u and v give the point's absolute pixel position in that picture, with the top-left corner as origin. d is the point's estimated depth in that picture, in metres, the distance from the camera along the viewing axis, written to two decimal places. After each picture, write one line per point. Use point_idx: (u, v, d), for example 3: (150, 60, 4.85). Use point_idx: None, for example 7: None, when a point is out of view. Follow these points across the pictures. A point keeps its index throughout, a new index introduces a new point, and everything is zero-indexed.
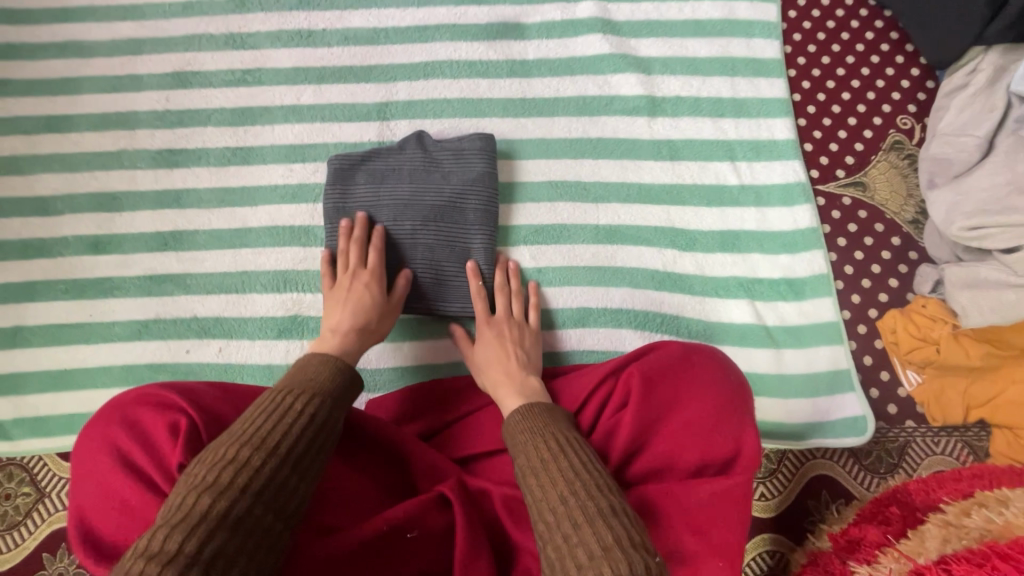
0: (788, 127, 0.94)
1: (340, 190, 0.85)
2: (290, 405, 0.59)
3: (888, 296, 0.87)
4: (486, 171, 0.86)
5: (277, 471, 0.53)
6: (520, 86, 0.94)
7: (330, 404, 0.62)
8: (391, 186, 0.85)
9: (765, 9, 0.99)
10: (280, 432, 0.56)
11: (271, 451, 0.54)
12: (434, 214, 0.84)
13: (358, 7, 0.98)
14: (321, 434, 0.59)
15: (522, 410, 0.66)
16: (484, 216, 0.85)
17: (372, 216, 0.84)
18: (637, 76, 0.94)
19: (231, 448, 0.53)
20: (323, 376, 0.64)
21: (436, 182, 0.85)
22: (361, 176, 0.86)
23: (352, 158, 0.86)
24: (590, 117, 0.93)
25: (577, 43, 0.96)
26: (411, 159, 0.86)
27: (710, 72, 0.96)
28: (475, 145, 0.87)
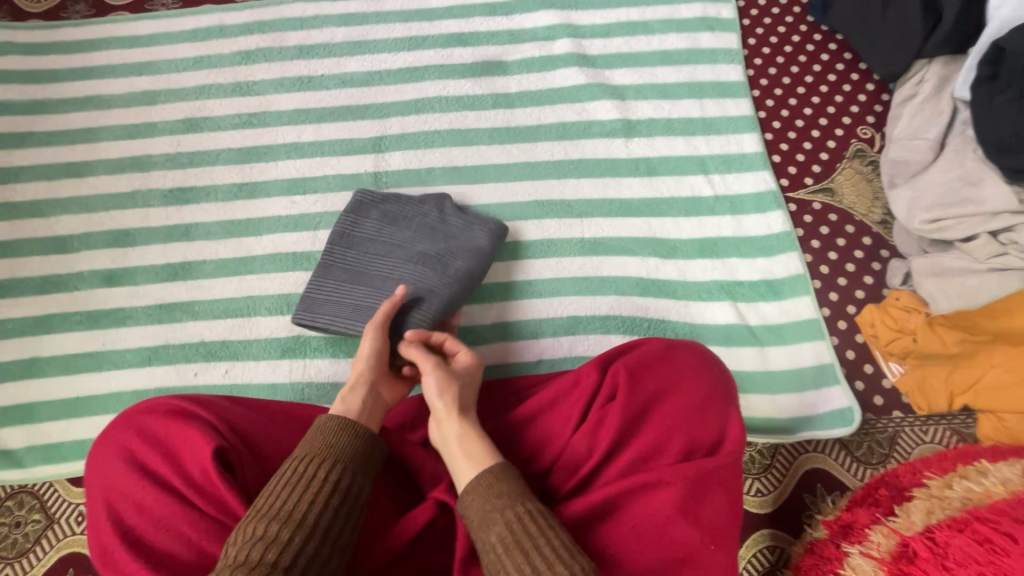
0: (755, 142, 1.00)
1: (351, 215, 0.90)
2: (315, 475, 0.59)
3: (864, 292, 0.91)
4: (485, 243, 0.88)
5: (306, 545, 0.54)
6: (505, 116, 1.02)
7: (353, 470, 0.61)
8: (395, 225, 0.89)
9: (726, 39, 1.08)
10: (304, 505, 0.56)
11: (299, 525, 0.55)
12: (421, 259, 0.86)
13: (354, 54, 1.08)
14: (347, 502, 0.59)
15: (493, 477, 0.60)
16: (462, 282, 0.84)
17: (368, 245, 0.88)
18: (611, 101, 1.02)
19: (257, 525, 0.54)
20: (343, 442, 0.62)
21: (436, 241, 0.87)
22: (376, 211, 0.90)
23: (372, 194, 0.92)
24: (570, 141, 1.00)
25: (555, 76, 1.05)
26: (426, 215, 0.90)
27: (679, 95, 1.03)
28: (486, 217, 0.90)
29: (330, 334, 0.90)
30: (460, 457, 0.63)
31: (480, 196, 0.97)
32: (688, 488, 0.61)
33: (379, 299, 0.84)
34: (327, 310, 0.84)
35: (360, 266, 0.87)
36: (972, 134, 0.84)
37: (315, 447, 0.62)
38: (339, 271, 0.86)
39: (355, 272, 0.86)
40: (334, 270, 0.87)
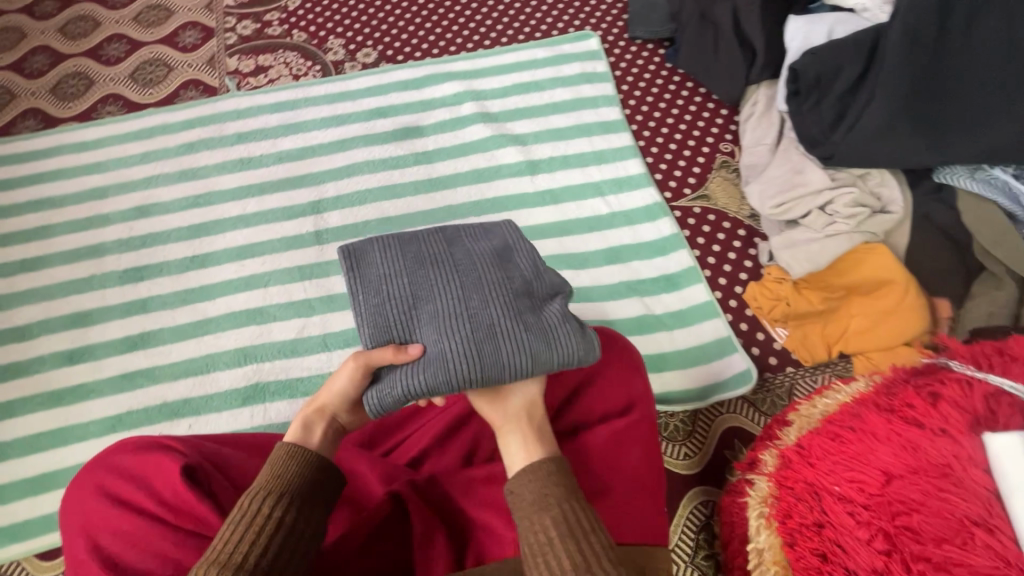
0: (639, 165, 1.19)
1: (468, 229, 0.68)
2: (260, 514, 0.56)
3: (746, 274, 1.08)
4: (547, 353, 0.59)
5: None
6: (426, 170, 1.18)
7: (301, 507, 0.59)
8: (495, 251, 0.65)
9: (604, 87, 1.29)
10: (247, 545, 0.54)
11: (238, 570, 0.53)
12: (469, 300, 0.60)
13: (288, 134, 1.23)
14: (294, 540, 0.57)
15: (557, 472, 0.58)
16: (469, 367, 0.58)
17: (452, 246, 0.65)
18: (515, 147, 1.20)
19: (202, 570, 0.53)
20: (290, 477, 0.59)
21: (506, 307, 0.60)
22: (476, 237, 0.67)
23: (504, 227, 0.68)
24: (485, 183, 1.16)
25: (465, 133, 1.23)
26: (515, 277, 0.63)
27: (571, 135, 1.23)
28: (578, 337, 0.61)
29: (287, 377, 0.98)
30: (523, 440, 0.61)
31: None
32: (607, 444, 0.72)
33: (393, 294, 0.61)
34: (361, 260, 0.63)
35: (423, 253, 0.64)
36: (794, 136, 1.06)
37: (265, 483, 0.59)
38: (405, 242, 0.65)
39: (416, 253, 0.64)
40: (404, 238, 0.66)
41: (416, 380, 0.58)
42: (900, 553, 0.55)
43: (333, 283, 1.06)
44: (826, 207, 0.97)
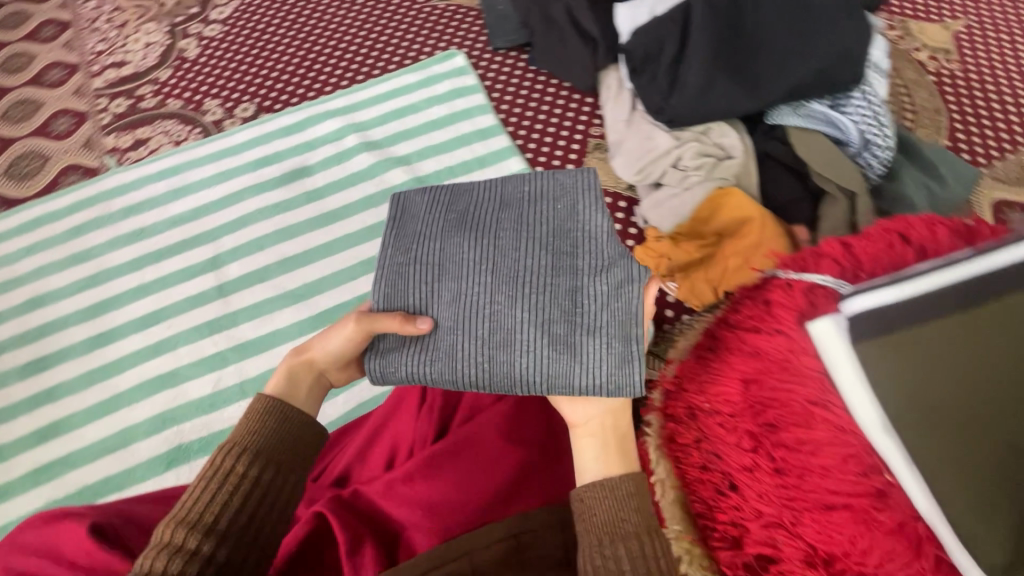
0: (519, 161, 1.26)
1: (553, 188, 0.73)
2: (230, 472, 0.61)
3: (634, 239, 1.15)
4: (565, 376, 0.66)
5: (215, 549, 0.58)
6: (319, 206, 1.22)
7: (274, 465, 0.64)
8: (551, 239, 0.70)
9: (476, 97, 1.37)
10: (219, 504, 0.60)
11: (210, 530, 0.58)
12: (500, 296, 0.68)
13: (177, 198, 1.24)
14: (264, 497, 0.62)
15: (632, 490, 0.68)
16: (469, 371, 0.68)
17: (509, 216, 0.72)
18: (401, 168, 1.26)
19: (168, 529, 0.58)
20: (266, 433, 0.64)
21: (537, 318, 0.67)
22: (566, 215, 0.71)
23: (588, 190, 0.73)
24: (377, 207, 1.21)
25: (351, 163, 1.28)
26: (561, 293, 0.68)
27: (453, 147, 1.30)
28: (614, 365, 0.65)
29: (209, 432, 0.98)
30: (599, 456, 0.72)
31: (315, 274, 1.14)
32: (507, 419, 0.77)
33: (425, 261, 0.71)
34: (406, 216, 0.76)
35: (473, 222, 0.73)
36: (642, 109, 1.15)
37: (238, 439, 0.63)
38: (458, 203, 0.75)
39: (463, 218, 0.73)
40: (460, 197, 0.76)
41: (434, 366, 0.69)
42: (760, 450, 0.61)
43: (241, 331, 1.07)
44: (680, 164, 1.06)
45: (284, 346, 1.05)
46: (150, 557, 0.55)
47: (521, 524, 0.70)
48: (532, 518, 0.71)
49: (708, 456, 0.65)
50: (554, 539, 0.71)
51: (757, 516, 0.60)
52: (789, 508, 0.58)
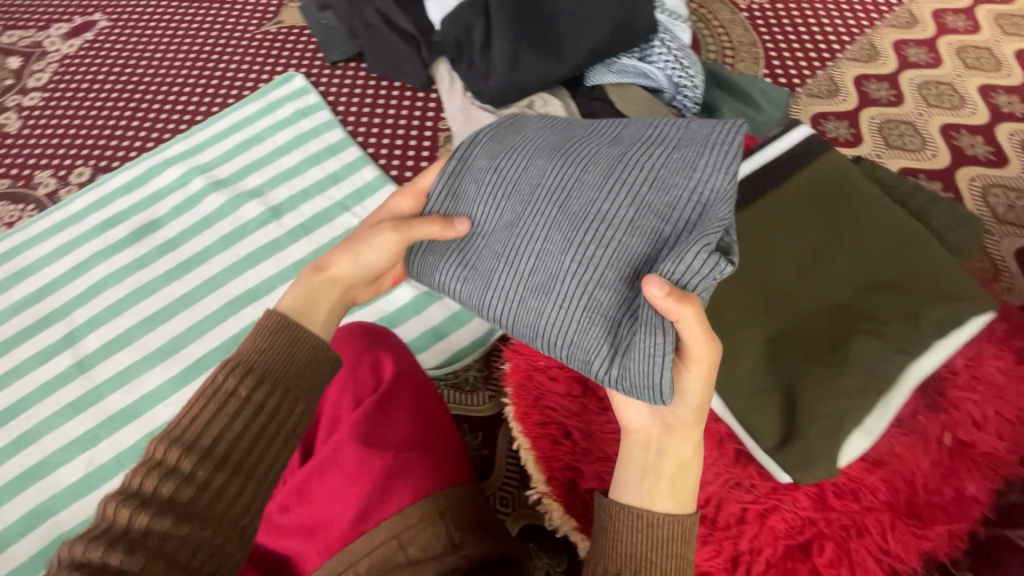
0: (372, 169, 1.26)
1: (681, 136, 0.55)
2: (229, 390, 0.56)
3: None
4: (585, 352, 0.54)
5: (210, 478, 0.53)
6: (174, 257, 1.17)
7: (281, 388, 0.57)
8: (645, 189, 0.53)
9: (320, 114, 1.35)
10: (218, 429, 0.54)
11: (206, 457, 0.53)
12: (556, 235, 0.55)
13: (18, 282, 1.17)
14: (268, 423, 0.56)
15: (675, 527, 0.51)
16: (496, 306, 0.58)
17: (610, 150, 0.57)
18: (254, 201, 1.23)
19: (161, 447, 0.53)
20: (270, 350, 0.58)
21: (584, 275, 0.53)
22: (673, 165, 0.53)
23: (725, 148, 0.52)
24: (235, 245, 1.18)
25: (201, 206, 1.23)
26: (633, 257, 0.52)
27: (304, 169, 1.28)
28: (640, 368, 0.50)
29: (88, 515, 0.93)
30: (646, 473, 0.54)
31: (179, 326, 1.09)
32: (363, 424, 0.76)
33: (502, 172, 0.59)
34: (512, 124, 0.63)
35: (567, 147, 0.58)
36: (467, 94, 1.16)
37: (242, 356, 0.58)
38: (571, 126, 0.61)
39: (561, 142, 0.59)
40: (572, 123, 0.62)
41: (464, 293, 0.60)
42: (589, 394, 0.65)
43: (110, 402, 1.02)
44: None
45: (158, 408, 1.01)
46: (137, 476, 0.51)
47: (401, 523, 0.71)
48: (409, 514, 0.71)
49: (543, 410, 0.67)
50: (433, 531, 0.70)
51: (590, 456, 0.62)
52: (614, 440, 0.62)
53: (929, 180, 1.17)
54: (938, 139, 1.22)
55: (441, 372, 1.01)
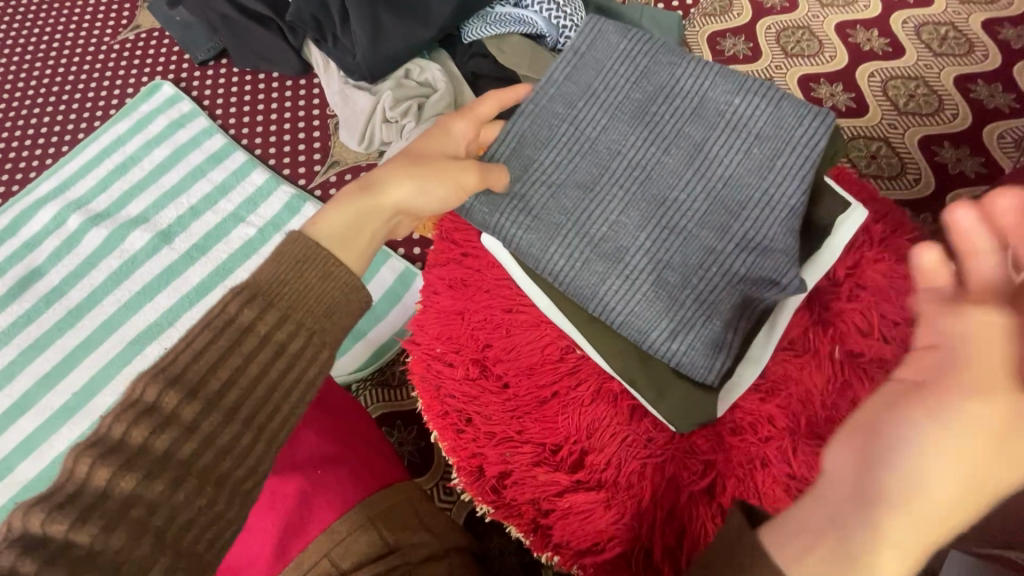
0: (262, 172, 1.18)
1: (769, 123, 0.54)
2: (246, 325, 0.45)
3: None
4: (646, 324, 0.53)
5: (220, 431, 0.43)
6: (62, 305, 1.08)
7: (307, 327, 0.47)
8: (726, 184, 0.54)
9: (197, 122, 1.24)
10: (229, 369, 0.44)
11: (216, 407, 0.43)
12: (629, 209, 0.55)
13: None
14: (291, 367, 0.46)
15: None
16: (557, 271, 0.55)
17: (694, 130, 0.56)
18: (140, 229, 1.13)
19: (147, 385, 0.41)
20: (304, 271, 0.48)
21: (657, 254, 0.54)
22: (757, 166, 0.54)
23: (807, 151, 0.53)
24: (126, 280, 1.09)
25: (83, 245, 1.13)
26: (709, 247, 0.53)
27: (188, 185, 1.18)
28: (701, 354, 0.53)
29: None
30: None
31: (83, 377, 1.02)
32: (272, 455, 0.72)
33: (578, 126, 0.58)
34: (589, 62, 0.59)
35: (651, 119, 0.57)
36: (341, 77, 1.08)
37: (265, 288, 0.47)
38: (653, 78, 0.58)
39: (646, 108, 0.57)
40: (654, 70, 0.58)
41: (526, 250, 0.56)
42: (488, 374, 0.61)
43: (21, 473, 0.95)
44: (386, 117, 1.02)
45: None
46: (118, 422, 0.39)
47: (328, 541, 0.66)
48: (336, 529, 0.67)
49: (445, 400, 0.62)
50: (365, 540, 0.66)
51: (493, 440, 0.58)
52: (517, 418, 0.58)
53: (830, 85, 1.12)
54: (835, 39, 1.16)
55: (360, 372, 0.95)
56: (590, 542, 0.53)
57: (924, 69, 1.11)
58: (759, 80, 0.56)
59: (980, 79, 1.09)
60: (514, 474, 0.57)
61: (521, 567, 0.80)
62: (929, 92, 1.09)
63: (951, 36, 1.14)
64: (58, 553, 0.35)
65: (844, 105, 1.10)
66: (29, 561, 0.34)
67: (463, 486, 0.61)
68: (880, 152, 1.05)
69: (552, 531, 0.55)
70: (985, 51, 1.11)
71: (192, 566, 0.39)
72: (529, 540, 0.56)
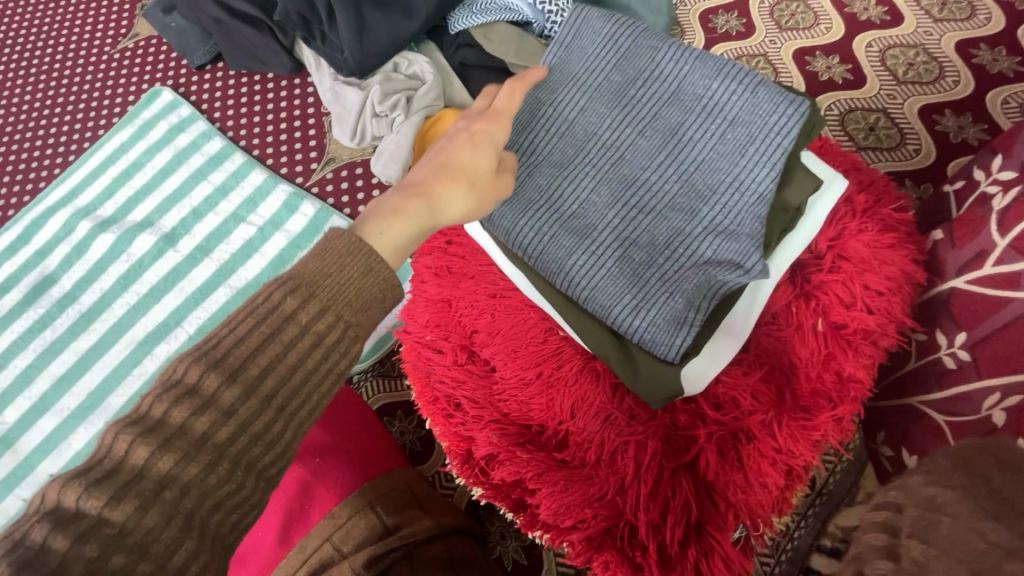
0: (261, 172, 1.20)
1: (746, 109, 0.55)
2: (287, 313, 0.43)
3: None
4: (609, 300, 0.55)
5: (255, 417, 0.42)
6: (75, 310, 1.12)
7: (342, 322, 0.45)
8: (696, 168, 0.56)
9: (197, 126, 1.27)
10: (268, 358, 0.43)
11: (251, 392, 0.42)
12: (599, 187, 0.57)
13: None
14: (323, 357, 0.44)
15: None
16: (528, 247, 0.58)
17: (671, 112, 0.57)
18: (146, 233, 1.16)
19: (186, 369, 0.41)
20: (347, 266, 0.45)
21: (622, 232, 0.56)
22: (727, 153, 0.55)
23: (780, 138, 0.53)
24: (135, 282, 1.12)
25: (92, 251, 1.16)
26: (675, 229, 0.55)
27: (190, 188, 1.20)
28: (663, 330, 0.54)
29: None
30: None
31: (97, 378, 1.05)
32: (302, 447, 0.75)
33: (559, 107, 0.59)
34: (573, 51, 0.60)
35: (629, 101, 0.58)
36: (332, 74, 1.10)
37: (309, 279, 0.44)
38: (635, 61, 0.59)
39: (625, 90, 0.58)
40: (636, 53, 0.59)
41: (505, 228, 0.58)
42: (476, 359, 0.62)
43: (41, 471, 0.99)
44: (376, 112, 1.02)
45: None
46: (159, 402, 0.40)
47: (329, 525, 0.67)
48: (337, 514, 0.68)
49: (435, 385, 0.63)
50: (365, 523, 0.67)
51: (481, 422, 0.59)
52: (503, 400, 0.59)
53: (826, 57, 1.10)
54: (830, 10, 1.14)
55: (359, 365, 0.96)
56: (575, 519, 0.53)
57: (923, 36, 1.08)
58: (739, 65, 0.56)
59: (982, 44, 1.06)
60: (501, 455, 0.57)
61: (521, 550, 0.82)
62: (928, 59, 1.06)
63: (951, 1, 1.10)
64: (89, 531, 0.35)
65: (841, 77, 1.08)
66: (64, 535, 0.35)
67: (454, 470, 0.63)
68: (879, 123, 1.03)
69: (540, 510, 0.55)
70: (987, 14, 1.08)
71: (215, 548, 0.39)
72: (519, 519, 0.58)
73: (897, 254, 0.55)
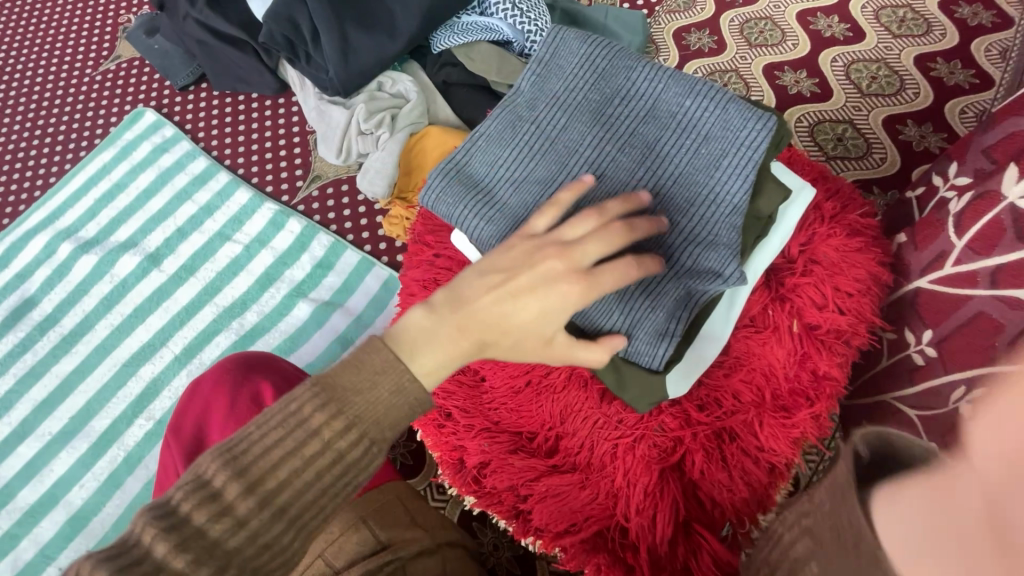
0: (245, 191, 1.20)
1: (717, 125, 0.57)
2: (312, 428, 0.43)
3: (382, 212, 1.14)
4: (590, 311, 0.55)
5: (267, 527, 0.41)
6: (56, 332, 1.10)
7: (364, 441, 0.44)
8: (674, 182, 0.58)
9: (181, 146, 1.27)
10: (286, 470, 0.42)
11: (266, 500, 0.41)
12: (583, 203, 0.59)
13: None
14: (342, 477, 0.44)
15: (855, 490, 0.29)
16: None
17: (647, 129, 0.59)
18: (129, 253, 1.15)
19: (214, 465, 0.41)
20: (374, 392, 0.45)
21: None
22: (703, 166, 0.57)
23: (750, 152, 0.56)
24: (118, 303, 1.11)
25: (73, 273, 1.15)
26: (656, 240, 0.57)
27: (174, 207, 1.20)
28: (647, 341, 0.54)
29: None
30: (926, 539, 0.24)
31: (79, 402, 1.04)
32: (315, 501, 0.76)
33: (541, 126, 0.62)
34: (552, 71, 0.63)
35: (607, 119, 0.60)
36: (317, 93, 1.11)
37: (340, 395, 0.44)
38: (611, 81, 0.61)
39: (602, 109, 0.61)
40: (612, 72, 0.62)
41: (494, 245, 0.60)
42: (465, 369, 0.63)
43: (21, 499, 0.97)
44: (361, 130, 1.04)
45: (73, 490, 0.97)
46: (187, 502, 0.40)
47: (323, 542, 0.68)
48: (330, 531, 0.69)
49: None
50: (357, 539, 0.67)
51: (471, 431, 0.61)
52: (493, 409, 0.61)
53: (794, 72, 1.15)
54: (797, 28, 1.19)
55: None
56: (566, 523, 0.55)
57: (884, 51, 1.14)
58: (710, 83, 0.59)
59: (939, 57, 1.12)
60: (493, 463, 0.59)
61: (514, 560, 0.82)
62: (890, 73, 1.12)
63: (909, 17, 1.17)
64: None
65: (809, 91, 1.13)
66: None
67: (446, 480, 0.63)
68: (846, 134, 1.08)
69: (532, 516, 0.56)
70: (942, 30, 1.14)
71: None
72: (512, 526, 0.58)
73: (864, 257, 0.58)
